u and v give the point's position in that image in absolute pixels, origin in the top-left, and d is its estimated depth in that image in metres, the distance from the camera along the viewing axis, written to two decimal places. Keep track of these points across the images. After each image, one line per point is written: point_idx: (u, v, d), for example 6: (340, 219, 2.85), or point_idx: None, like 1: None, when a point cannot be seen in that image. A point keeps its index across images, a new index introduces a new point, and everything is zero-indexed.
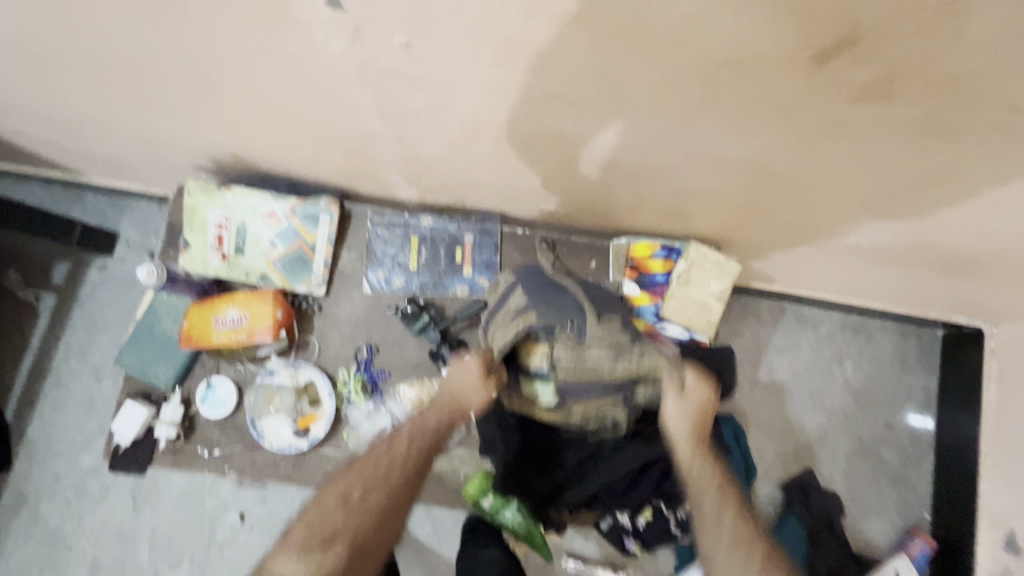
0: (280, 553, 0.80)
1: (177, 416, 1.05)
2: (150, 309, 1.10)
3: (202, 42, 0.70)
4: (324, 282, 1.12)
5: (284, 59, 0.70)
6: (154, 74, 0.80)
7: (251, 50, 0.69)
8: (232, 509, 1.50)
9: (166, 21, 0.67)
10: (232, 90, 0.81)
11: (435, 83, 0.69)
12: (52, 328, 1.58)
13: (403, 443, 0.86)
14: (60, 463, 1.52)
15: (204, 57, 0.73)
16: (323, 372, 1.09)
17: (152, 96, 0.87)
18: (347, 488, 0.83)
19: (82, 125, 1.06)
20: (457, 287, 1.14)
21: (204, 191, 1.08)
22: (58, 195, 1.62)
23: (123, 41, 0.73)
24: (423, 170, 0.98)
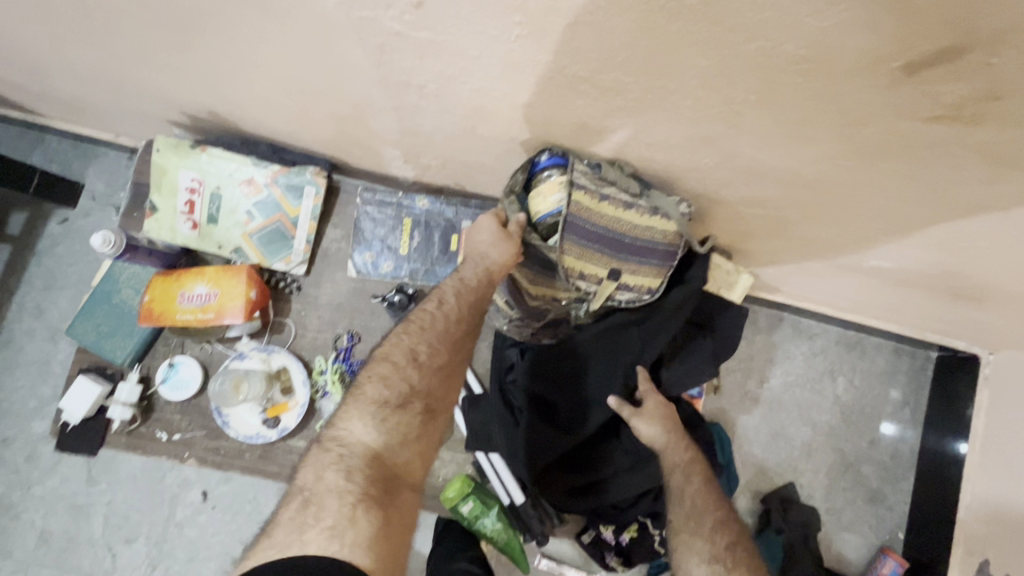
0: (350, 412, 0.68)
1: (133, 396, 0.96)
2: (107, 275, 0.99)
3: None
4: (305, 260, 1.03)
5: (270, 8, 0.60)
6: (114, 10, 0.69)
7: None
8: (193, 486, 1.42)
9: None
10: (208, 36, 0.70)
11: (445, 54, 0.60)
12: (6, 282, 1.46)
13: (451, 304, 0.75)
14: (10, 428, 1.42)
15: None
16: (298, 359, 1.01)
17: (116, 35, 0.76)
18: (406, 352, 0.71)
19: (38, 63, 0.94)
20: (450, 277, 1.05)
21: (176, 150, 0.97)
22: (17, 137, 1.48)
23: None
24: (421, 149, 0.89)
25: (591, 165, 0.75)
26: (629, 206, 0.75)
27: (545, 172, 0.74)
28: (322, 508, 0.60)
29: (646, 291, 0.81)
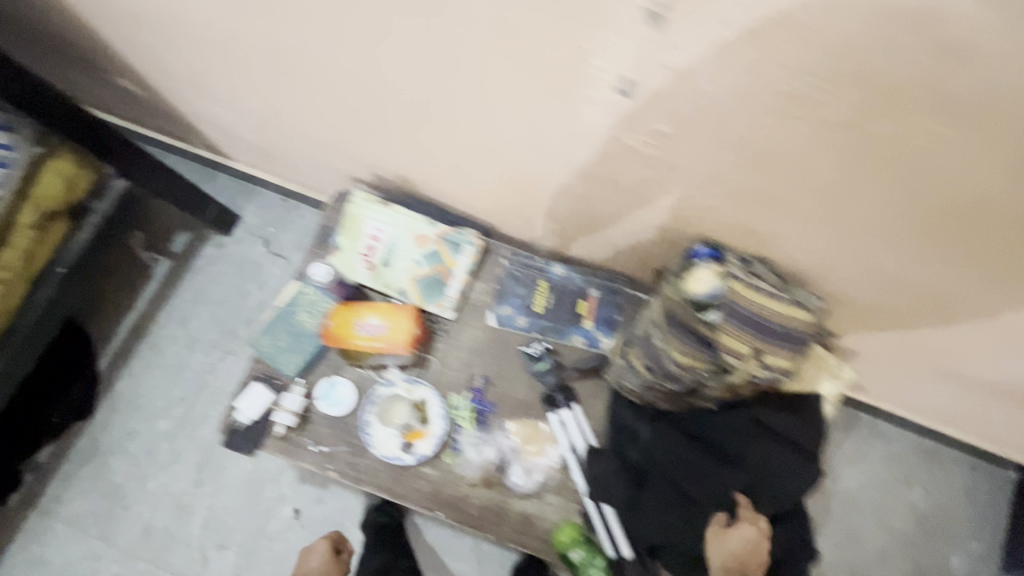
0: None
1: (298, 406, 1.10)
2: (290, 298, 1.16)
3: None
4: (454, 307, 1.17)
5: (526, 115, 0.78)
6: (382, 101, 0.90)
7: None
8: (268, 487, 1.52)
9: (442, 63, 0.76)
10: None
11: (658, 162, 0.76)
12: (161, 292, 1.66)
13: None
14: (139, 422, 1.56)
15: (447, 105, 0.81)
16: (437, 393, 1.14)
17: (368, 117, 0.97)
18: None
19: (277, 123, 1.17)
20: (575, 337, 1.18)
21: (368, 203, 1.17)
22: (195, 171, 1.74)
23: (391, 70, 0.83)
24: (582, 225, 1.05)
25: (741, 259, 0.89)
26: (775, 295, 0.86)
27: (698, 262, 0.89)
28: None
29: (784, 372, 0.88)
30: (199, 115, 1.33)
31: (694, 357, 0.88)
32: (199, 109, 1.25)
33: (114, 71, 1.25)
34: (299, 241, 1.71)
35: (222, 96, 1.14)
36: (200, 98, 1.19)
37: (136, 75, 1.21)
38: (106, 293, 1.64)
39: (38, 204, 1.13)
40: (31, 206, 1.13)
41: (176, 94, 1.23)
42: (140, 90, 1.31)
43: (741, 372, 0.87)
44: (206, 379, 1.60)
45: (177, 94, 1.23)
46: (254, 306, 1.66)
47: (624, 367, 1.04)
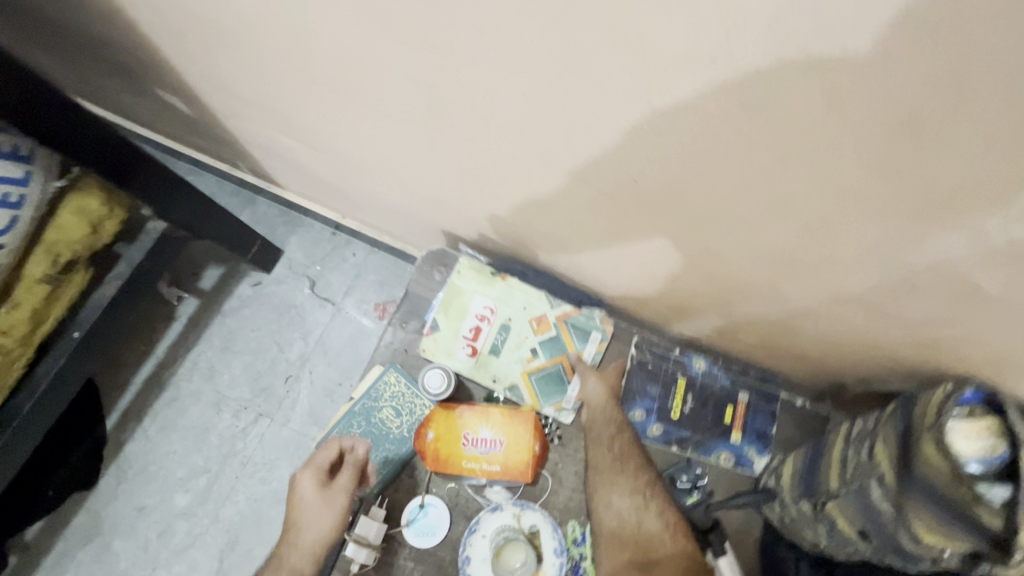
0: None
1: (377, 538, 0.84)
2: (371, 390, 0.91)
3: (690, 185, 0.55)
4: (575, 408, 0.94)
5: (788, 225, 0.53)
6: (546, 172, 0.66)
7: (753, 212, 0.54)
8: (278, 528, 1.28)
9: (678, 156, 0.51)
10: (636, 214, 0.66)
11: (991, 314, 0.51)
12: (184, 336, 1.40)
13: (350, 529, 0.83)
14: (152, 495, 1.31)
15: (663, 192, 0.58)
16: (551, 521, 0.89)
17: (509, 182, 0.73)
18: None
19: (365, 166, 0.92)
20: (721, 453, 0.95)
21: (477, 275, 0.98)
22: (231, 194, 1.49)
23: (576, 146, 0.58)
24: (763, 329, 0.82)
25: None
26: None
27: (956, 410, 0.66)
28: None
29: None
30: (254, 143, 1.07)
31: (946, 539, 0.65)
32: (263, 138, 1.01)
33: (159, 84, 1.00)
34: (350, 284, 1.46)
35: (300, 129, 0.89)
36: (268, 127, 0.95)
37: (188, 93, 0.96)
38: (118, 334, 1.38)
39: (53, 250, 0.88)
40: (44, 254, 0.87)
41: (236, 120, 0.99)
42: (187, 107, 1.06)
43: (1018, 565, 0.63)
44: (234, 446, 1.34)
45: (237, 120, 0.99)
46: (294, 359, 1.40)
47: (811, 516, 0.81)
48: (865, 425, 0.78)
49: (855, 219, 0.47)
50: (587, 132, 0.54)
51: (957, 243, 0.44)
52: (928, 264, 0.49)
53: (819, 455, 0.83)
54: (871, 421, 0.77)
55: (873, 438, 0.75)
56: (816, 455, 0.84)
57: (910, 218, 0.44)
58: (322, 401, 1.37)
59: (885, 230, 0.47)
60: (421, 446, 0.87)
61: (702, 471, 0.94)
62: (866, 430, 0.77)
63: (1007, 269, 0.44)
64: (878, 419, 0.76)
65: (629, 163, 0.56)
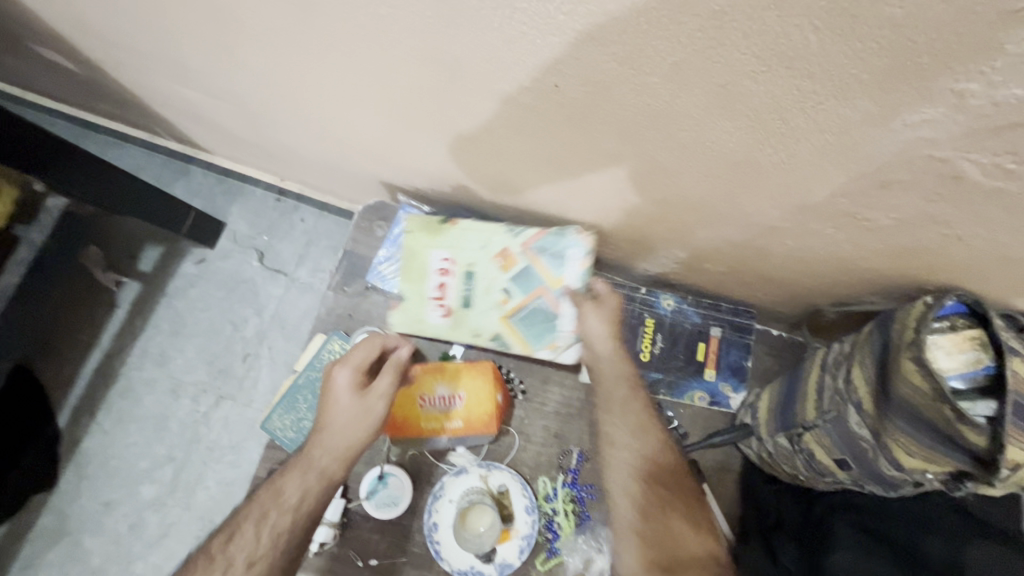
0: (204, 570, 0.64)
1: (337, 514, 0.81)
2: (315, 360, 0.84)
3: (617, 89, 0.46)
4: (572, 342, 0.84)
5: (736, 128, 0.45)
6: (458, 95, 0.57)
7: (692, 115, 0.45)
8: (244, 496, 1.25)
9: (597, 50, 0.42)
10: (567, 136, 0.57)
11: (974, 205, 0.44)
12: (130, 323, 1.32)
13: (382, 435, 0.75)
14: (117, 490, 1.25)
15: (589, 102, 0.49)
16: (520, 479, 0.85)
17: (429, 113, 0.64)
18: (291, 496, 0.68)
19: (277, 114, 0.81)
20: (696, 394, 0.90)
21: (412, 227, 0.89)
22: (160, 167, 1.37)
23: (485, 55, 0.48)
24: (729, 256, 0.75)
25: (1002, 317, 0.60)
26: None
27: (935, 322, 0.60)
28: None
29: None
30: (159, 101, 0.95)
31: (928, 461, 0.61)
32: (162, 92, 0.89)
33: (33, 39, 0.88)
34: (302, 252, 1.37)
35: (194, 76, 0.78)
36: (161, 78, 0.84)
37: (66, 47, 0.84)
38: (57, 327, 1.29)
39: None
40: None
41: (127, 74, 0.87)
42: (74, 66, 0.94)
43: (1005, 482, 0.58)
44: (197, 431, 1.28)
45: (128, 74, 0.87)
46: (251, 336, 1.33)
47: (789, 450, 0.76)
48: (842, 350, 0.72)
49: (807, 107, 0.39)
50: (488, 33, 0.45)
51: (930, 119, 0.37)
52: (897, 153, 0.41)
53: (794, 387, 0.79)
54: (845, 345, 0.72)
55: (847, 362, 0.70)
56: (791, 386, 0.80)
57: (871, 95, 0.37)
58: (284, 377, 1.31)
59: (842, 116, 0.39)
60: None
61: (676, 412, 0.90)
62: (842, 355, 0.72)
63: (989, 143, 0.37)
64: (854, 342, 0.70)
65: (544, 69, 0.47)
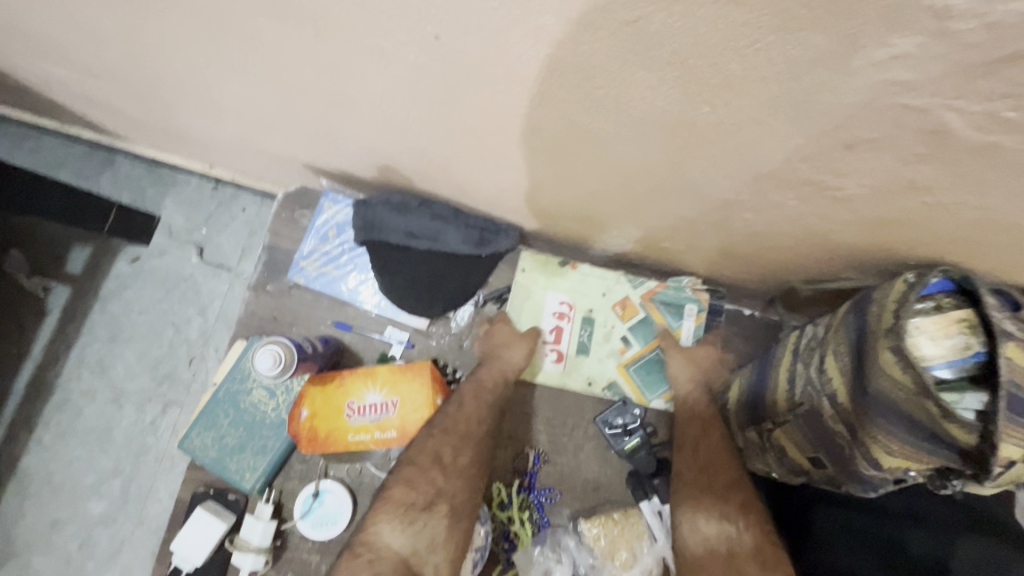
0: (377, 515, 0.64)
1: (266, 539, 0.72)
2: (237, 370, 0.76)
3: (508, 38, 0.36)
4: None
5: (661, 82, 0.35)
6: (339, 59, 0.47)
7: (604, 66, 0.36)
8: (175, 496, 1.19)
9: None
10: (475, 102, 0.47)
11: (964, 165, 0.35)
12: (62, 331, 1.22)
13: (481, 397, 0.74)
14: (63, 507, 1.18)
15: (481, 57, 0.39)
16: (470, 486, 0.76)
17: (319, 83, 0.53)
18: (438, 446, 0.68)
19: (165, 93, 0.70)
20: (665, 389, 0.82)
21: (336, 216, 0.81)
22: (81, 159, 1.25)
23: (345, 2, 0.38)
24: (687, 233, 0.66)
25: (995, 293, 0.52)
26: None
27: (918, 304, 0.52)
28: (408, 530, 0.63)
29: None
30: (42, 84, 0.83)
31: (910, 459, 0.53)
32: (40, 74, 0.78)
33: None
34: (245, 245, 1.27)
35: (58, 51, 0.67)
36: (29, 57, 0.72)
37: None
38: None
39: None
40: None
41: None
42: None
43: (998, 481, 0.51)
44: (145, 441, 1.21)
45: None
46: (195, 338, 1.24)
47: (760, 445, 0.69)
48: (815, 335, 0.65)
49: (740, 48, 0.30)
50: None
51: (901, 55, 0.27)
52: (861, 104, 0.32)
53: (764, 376, 0.71)
54: (818, 329, 0.64)
55: (821, 349, 0.62)
56: (761, 375, 0.72)
57: (822, 25, 0.27)
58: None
59: (789, 58, 0.29)
60: (295, 428, 0.72)
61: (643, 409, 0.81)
62: (815, 340, 0.64)
63: (983, 83, 0.27)
64: (828, 326, 0.63)
65: (416, 15, 0.37)
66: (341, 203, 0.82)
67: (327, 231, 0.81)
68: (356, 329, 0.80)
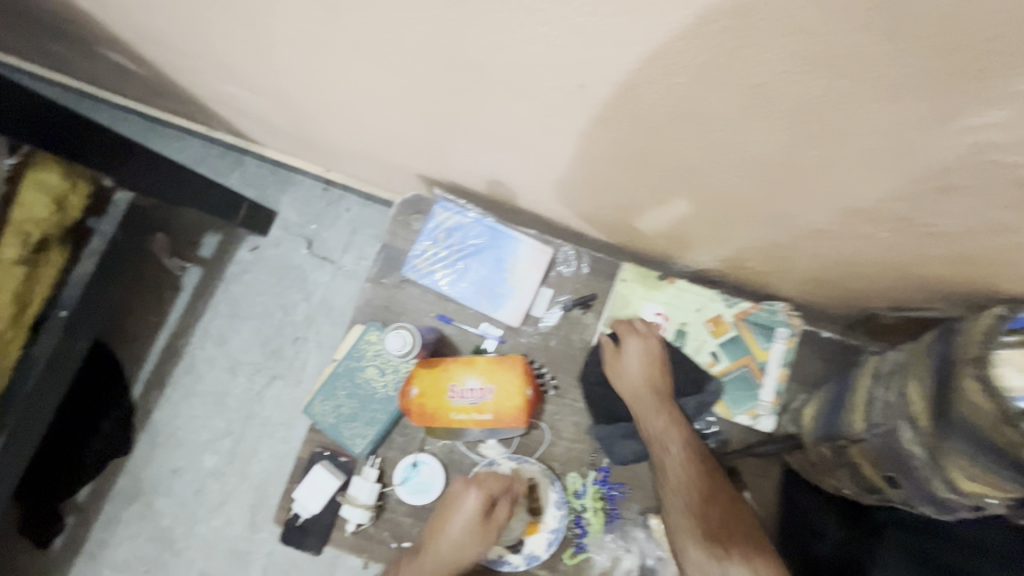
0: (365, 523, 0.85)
1: (372, 497, 0.84)
2: (354, 349, 0.88)
3: (645, 89, 0.44)
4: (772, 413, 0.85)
5: (774, 131, 0.42)
6: (485, 95, 0.56)
7: (728, 115, 0.42)
8: (282, 463, 1.34)
9: (621, 53, 0.40)
10: (597, 134, 0.55)
11: None
12: (193, 306, 1.41)
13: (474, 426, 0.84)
14: (183, 458, 1.36)
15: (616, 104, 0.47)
16: (550, 474, 0.86)
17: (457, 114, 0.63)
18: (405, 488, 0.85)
19: (317, 112, 0.83)
20: (751, 406, 0.84)
21: (445, 223, 0.92)
22: (217, 158, 1.44)
23: (509, 59, 0.47)
24: (774, 256, 0.71)
25: None
26: None
27: None
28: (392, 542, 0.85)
29: None
30: (212, 98, 1.00)
31: (989, 486, 0.55)
32: (214, 90, 0.93)
33: (101, 44, 0.94)
34: (347, 241, 1.41)
35: (241, 76, 0.81)
36: (211, 78, 0.87)
37: (131, 51, 0.90)
38: (130, 308, 1.40)
39: (21, 230, 0.86)
40: (13, 233, 0.85)
41: (181, 72, 0.91)
42: (136, 67, 1.00)
43: None
44: (252, 408, 1.37)
45: (182, 73, 0.91)
46: (300, 321, 1.39)
47: (833, 463, 0.72)
48: (897, 360, 0.68)
49: (852, 108, 0.36)
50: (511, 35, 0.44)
51: (996, 122, 0.33)
52: (957, 158, 0.37)
53: (842, 397, 0.74)
54: (902, 355, 0.67)
55: (904, 374, 0.65)
56: (839, 396, 0.75)
57: (926, 97, 0.33)
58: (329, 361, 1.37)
59: (893, 119, 0.35)
60: (408, 403, 0.84)
61: (721, 420, 0.84)
62: (897, 366, 0.67)
63: None
64: (912, 353, 0.65)
65: (568, 69, 0.45)
66: (452, 209, 0.92)
67: (438, 234, 0.92)
68: (455, 323, 0.90)
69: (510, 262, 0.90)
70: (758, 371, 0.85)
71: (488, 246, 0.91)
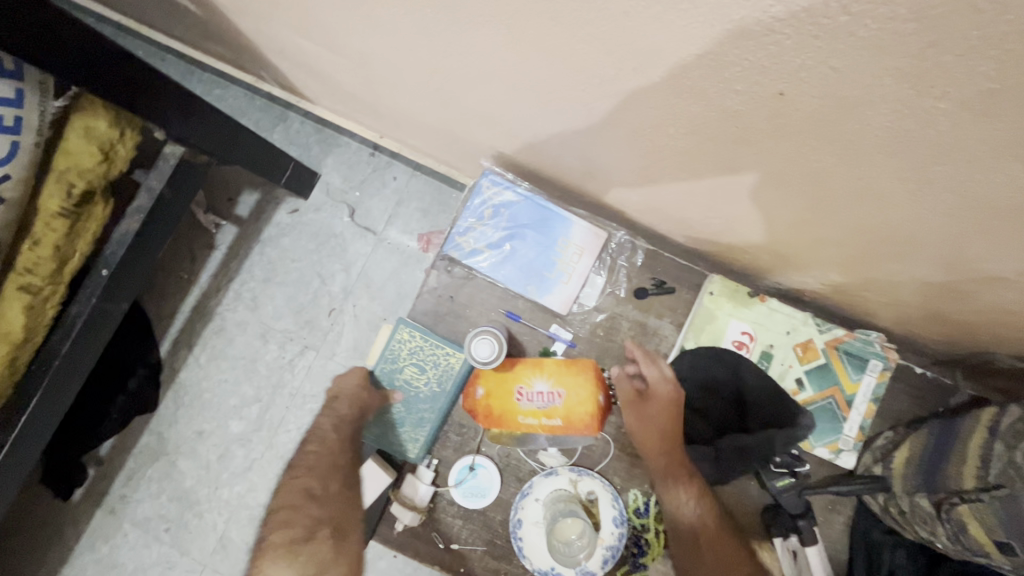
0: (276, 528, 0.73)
1: (425, 497, 0.81)
2: (388, 350, 0.83)
3: (860, 112, 0.36)
4: (853, 448, 0.80)
5: (1017, 172, 0.35)
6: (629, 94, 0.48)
7: (968, 151, 0.35)
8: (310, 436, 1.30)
9: (860, 69, 0.33)
10: (751, 151, 0.48)
11: None
12: (226, 265, 1.35)
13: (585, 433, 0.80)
14: (209, 421, 1.33)
15: (810, 124, 0.40)
16: (610, 489, 0.81)
17: (577, 107, 0.56)
18: (307, 484, 0.76)
19: (398, 81, 0.75)
20: (833, 439, 0.80)
21: (495, 203, 0.84)
22: (260, 112, 1.35)
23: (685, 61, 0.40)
24: (901, 289, 0.64)
25: None
26: None
27: None
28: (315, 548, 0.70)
29: None
30: (273, 49, 0.91)
31: None
32: (280, 40, 0.85)
33: None
34: (392, 212, 1.34)
35: (318, 31, 0.72)
36: (282, 28, 0.79)
37: None
38: (161, 263, 1.34)
39: (64, 178, 0.79)
40: (57, 181, 0.79)
41: (247, 19, 0.82)
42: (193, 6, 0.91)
43: None
44: (282, 376, 1.33)
45: (248, 19, 0.83)
46: (337, 291, 1.33)
47: (931, 515, 0.67)
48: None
49: None
50: (706, 39, 0.36)
51: None
52: None
53: (950, 447, 0.68)
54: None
55: None
56: (944, 445, 0.69)
57: None
58: (366, 336, 1.31)
59: None
60: (474, 406, 0.80)
61: (800, 451, 0.80)
62: None
63: None
64: None
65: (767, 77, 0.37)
66: (500, 185, 0.84)
67: (485, 212, 0.84)
68: (524, 321, 0.84)
69: (559, 244, 0.84)
70: (844, 404, 0.80)
71: (536, 229, 0.84)
